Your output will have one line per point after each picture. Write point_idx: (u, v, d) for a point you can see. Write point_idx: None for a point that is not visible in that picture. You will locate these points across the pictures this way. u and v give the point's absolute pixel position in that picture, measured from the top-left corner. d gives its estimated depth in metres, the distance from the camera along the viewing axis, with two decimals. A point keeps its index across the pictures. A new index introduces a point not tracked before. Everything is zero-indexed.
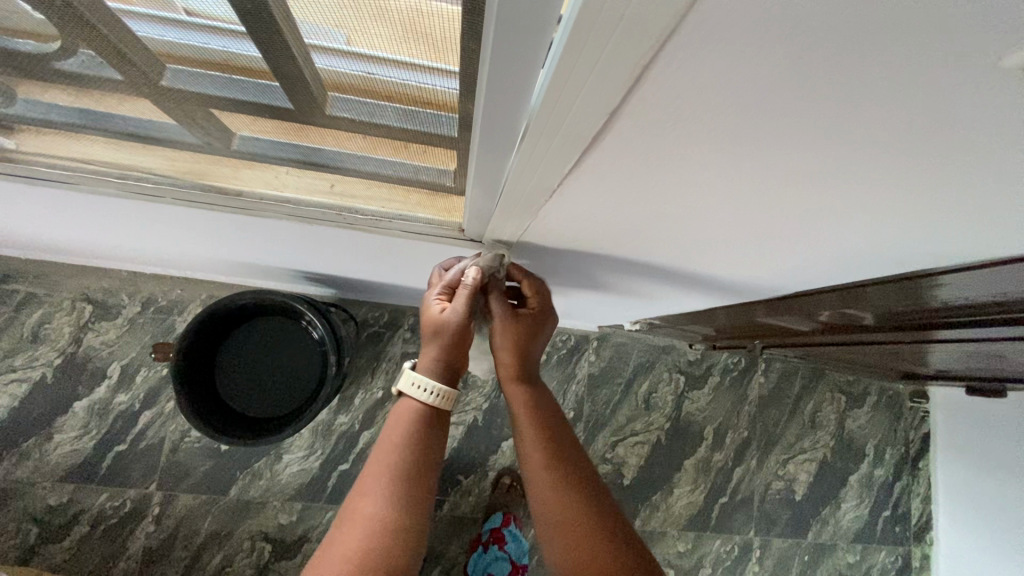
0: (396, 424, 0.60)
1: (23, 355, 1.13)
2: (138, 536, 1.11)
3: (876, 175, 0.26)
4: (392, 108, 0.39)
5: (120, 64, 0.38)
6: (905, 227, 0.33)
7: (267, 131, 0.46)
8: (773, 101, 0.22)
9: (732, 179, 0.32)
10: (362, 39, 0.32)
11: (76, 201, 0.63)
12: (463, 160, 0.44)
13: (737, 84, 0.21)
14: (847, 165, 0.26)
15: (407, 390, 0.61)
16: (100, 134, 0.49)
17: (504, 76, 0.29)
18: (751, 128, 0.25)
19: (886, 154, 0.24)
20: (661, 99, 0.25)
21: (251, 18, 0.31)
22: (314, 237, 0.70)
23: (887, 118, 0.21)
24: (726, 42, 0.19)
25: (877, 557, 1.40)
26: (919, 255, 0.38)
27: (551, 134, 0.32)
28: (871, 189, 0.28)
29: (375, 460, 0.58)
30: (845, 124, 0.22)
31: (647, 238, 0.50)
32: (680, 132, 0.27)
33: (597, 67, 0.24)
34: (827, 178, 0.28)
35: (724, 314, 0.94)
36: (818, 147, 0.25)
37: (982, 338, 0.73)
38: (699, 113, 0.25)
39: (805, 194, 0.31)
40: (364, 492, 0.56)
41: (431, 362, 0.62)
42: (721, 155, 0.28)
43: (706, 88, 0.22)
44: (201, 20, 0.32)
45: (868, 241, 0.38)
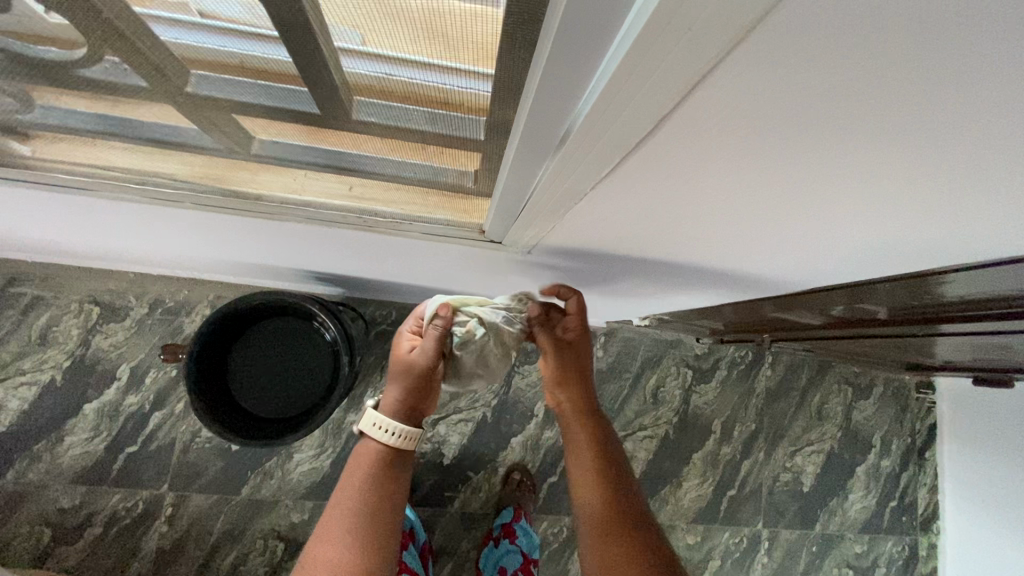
0: (359, 467, 0.59)
1: (32, 358, 1.12)
2: (151, 537, 1.11)
3: (923, 198, 0.26)
4: (417, 110, 0.38)
5: (145, 71, 0.37)
6: (935, 243, 0.33)
7: (287, 134, 0.45)
8: (829, 120, 0.22)
9: (772, 193, 0.31)
10: (382, 40, 0.31)
11: (88, 206, 0.63)
12: (486, 162, 0.44)
13: (793, 103, 0.21)
14: (892, 187, 0.26)
15: (369, 431, 0.59)
16: (118, 140, 0.48)
17: (549, 83, 0.29)
18: (800, 145, 0.25)
19: (939, 179, 0.24)
20: (709, 115, 0.25)
21: (281, 23, 0.30)
22: (327, 239, 0.70)
23: (945, 145, 0.21)
24: (793, 60, 0.19)
25: (884, 547, 1.41)
26: (949, 261, 0.38)
27: (591, 141, 0.32)
28: (917, 209, 0.28)
29: (337, 506, 0.58)
30: (901, 148, 0.22)
31: (671, 243, 0.50)
32: (724, 146, 0.27)
33: (650, 81, 0.24)
34: (870, 198, 0.28)
35: (734, 309, 0.94)
36: (865, 169, 0.25)
37: (995, 331, 0.73)
38: (750, 129, 0.24)
39: (839, 211, 0.31)
40: (326, 538, 0.56)
41: (393, 403, 0.60)
42: (763, 169, 0.28)
43: (762, 105, 0.22)
44: (219, 22, 0.31)
45: (903, 251, 0.37)
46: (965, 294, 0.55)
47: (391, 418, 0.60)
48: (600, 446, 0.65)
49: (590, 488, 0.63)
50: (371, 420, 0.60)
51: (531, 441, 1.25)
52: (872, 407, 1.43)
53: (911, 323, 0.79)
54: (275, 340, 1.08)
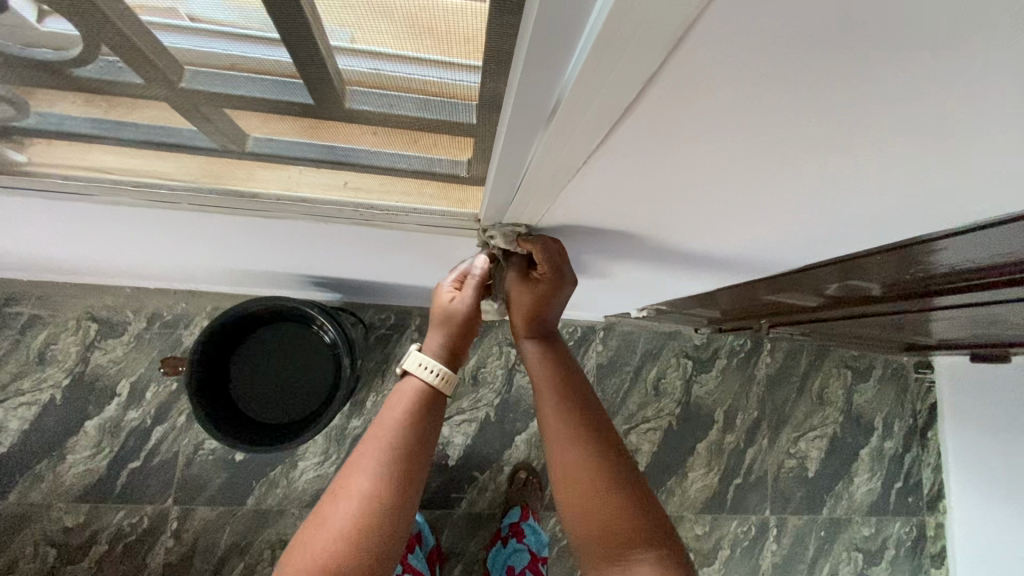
0: (397, 401, 0.58)
1: (30, 377, 1.11)
2: (158, 552, 1.10)
3: (910, 139, 0.26)
4: (409, 99, 0.39)
5: (139, 67, 0.38)
6: (925, 195, 0.33)
7: (281, 131, 0.46)
8: (809, 69, 0.22)
9: (760, 156, 0.32)
10: (367, 37, 0.33)
11: (84, 213, 0.63)
12: (478, 147, 0.45)
13: (769, 54, 0.22)
14: (877, 135, 0.26)
15: (413, 370, 0.59)
16: (113, 143, 0.49)
17: (540, 53, 0.29)
18: (781, 101, 0.25)
19: (921, 120, 0.24)
20: (691, 75, 0.25)
21: (277, 18, 0.32)
22: (324, 237, 0.70)
23: (922, 81, 0.21)
24: (766, 9, 0.19)
25: (891, 529, 1.41)
26: (935, 222, 0.39)
27: (580, 112, 0.32)
28: (902, 158, 0.28)
29: (368, 440, 0.55)
30: (883, 85, 0.22)
31: (664, 222, 0.50)
32: (708, 108, 0.27)
33: (632, 43, 0.24)
34: (853, 148, 0.28)
35: (730, 295, 0.95)
36: (848, 117, 0.25)
37: (987, 301, 0.75)
38: (733, 87, 0.25)
39: (825, 167, 0.31)
40: (356, 467, 0.53)
41: (439, 346, 0.61)
42: (747, 131, 0.29)
43: (739, 59, 0.22)
44: (212, 25, 0.33)
45: (896, 213, 0.38)
46: (957, 262, 0.56)
47: (433, 358, 0.60)
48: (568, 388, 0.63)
49: (556, 418, 0.61)
50: (416, 360, 0.60)
51: (535, 438, 1.25)
52: (872, 390, 1.44)
53: (905, 298, 0.80)
54: (276, 346, 1.08)
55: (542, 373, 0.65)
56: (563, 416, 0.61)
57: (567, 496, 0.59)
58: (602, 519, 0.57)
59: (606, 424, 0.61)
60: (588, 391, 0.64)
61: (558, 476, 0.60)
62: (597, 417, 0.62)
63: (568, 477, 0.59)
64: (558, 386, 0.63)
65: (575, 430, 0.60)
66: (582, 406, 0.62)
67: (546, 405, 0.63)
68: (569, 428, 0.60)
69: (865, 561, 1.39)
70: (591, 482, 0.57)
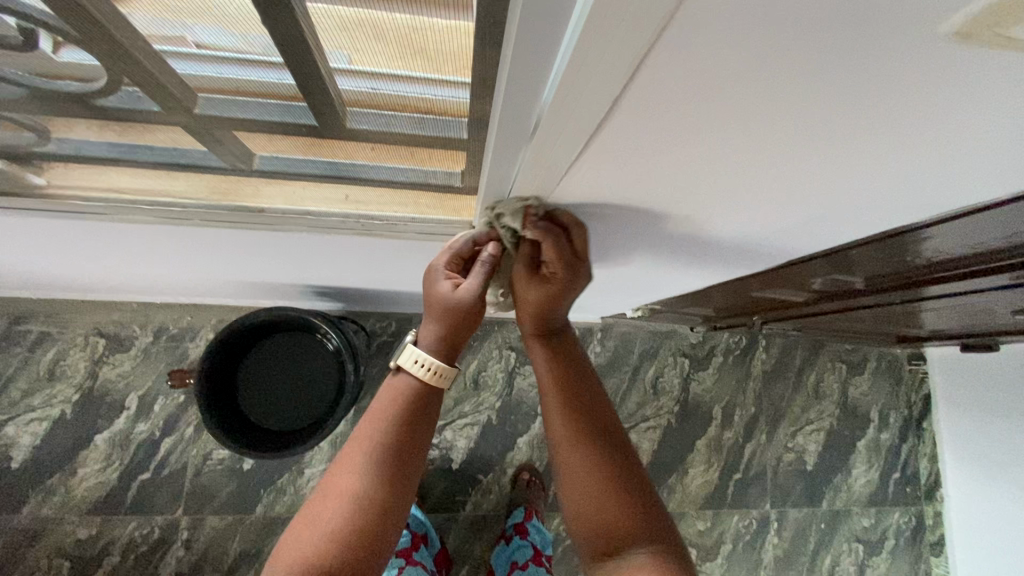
0: (387, 403, 0.59)
1: (42, 394, 1.15)
2: (169, 561, 1.13)
3: (857, 126, 0.29)
4: (404, 117, 0.43)
5: (152, 94, 0.41)
6: (883, 176, 0.36)
7: (287, 149, 0.50)
8: (763, 78, 0.25)
9: (726, 155, 0.35)
10: (363, 58, 0.37)
11: (98, 232, 0.66)
12: (471, 159, 0.48)
13: (720, 67, 0.25)
14: (831, 127, 0.29)
15: (407, 366, 0.60)
16: (126, 165, 0.53)
17: (520, 74, 0.33)
18: (743, 106, 0.28)
19: (869, 110, 0.27)
20: (654, 92, 0.28)
21: (286, 49, 0.36)
22: (327, 248, 0.74)
23: (855, 76, 0.24)
24: (711, 32, 0.22)
25: (891, 519, 1.45)
26: (898, 206, 0.43)
27: (560, 126, 0.35)
28: (857, 144, 0.31)
29: (359, 440, 0.58)
30: (822, 83, 0.25)
31: (650, 221, 0.53)
32: (674, 115, 0.30)
33: (601, 64, 0.27)
34: (813, 142, 0.31)
35: (721, 292, 0.99)
36: (805, 116, 0.28)
37: (964, 290, 0.78)
38: (697, 98, 0.28)
39: (790, 157, 0.34)
40: (346, 467, 0.56)
41: (432, 340, 0.61)
42: (712, 137, 0.32)
43: (695, 72, 0.25)
44: (222, 53, 0.37)
45: (859, 197, 0.41)
46: (935, 251, 0.60)
47: (428, 353, 0.61)
48: (571, 391, 0.65)
49: (559, 424, 0.64)
50: (410, 356, 0.61)
51: (537, 439, 1.28)
52: (866, 382, 1.47)
53: (888, 289, 0.83)
54: (281, 355, 1.11)
55: (548, 371, 0.66)
56: (564, 415, 0.63)
57: (568, 492, 0.62)
58: (603, 518, 0.59)
59: (610, 425, 0.64)
60: (592, 389, 0.66)
61: (563, 477, 0.62)
62: (600, 417, 0.64)
63: (569, 475, 0.62)
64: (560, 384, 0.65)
65: (574, 429, 0.62)
66: (586, 409, 0.64)
67: (549, 403, 0.65)
68: (569, 432, 0.63)
69: (866, 552, 1.41)
70: (590, 481, 0.60)
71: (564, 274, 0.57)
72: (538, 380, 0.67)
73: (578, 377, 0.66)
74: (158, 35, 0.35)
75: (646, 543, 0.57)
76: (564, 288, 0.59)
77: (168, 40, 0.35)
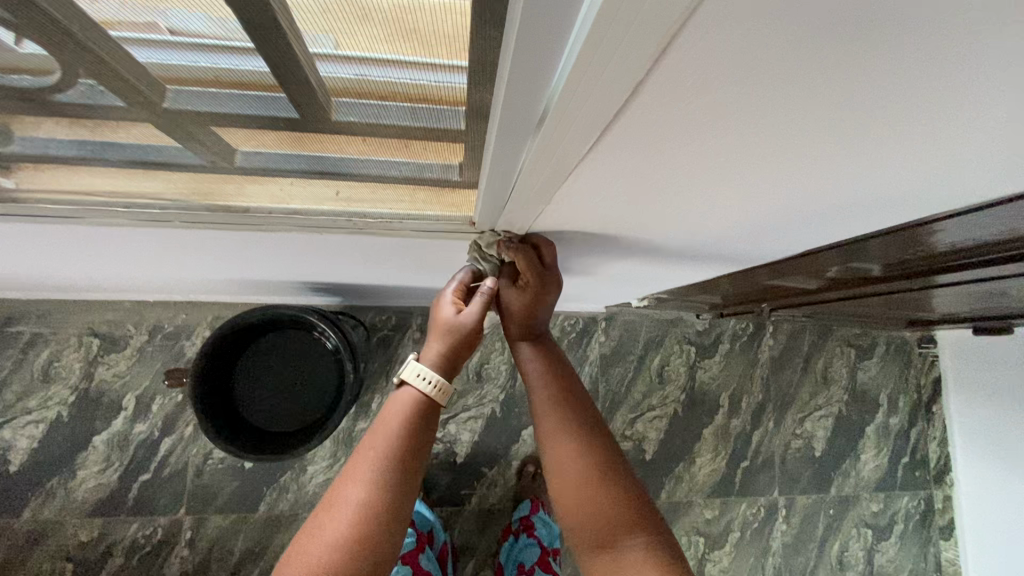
0: (394, 412, 0.57)
1: (36, 396, 1.10)
2: (173, 562, 1.09)
3: (900, 121, 0.26)
4: (396, 107, 0.38)
5: (118, 87, 0.37)
6: (920, 170, 0.33)
7: (270, 144, 0.45)
8: (813, 61, 0.21)
9: (751, 147, 0.32)
10: (351, 42, 0.32)
11: (79, 234, 0.62)
12: (470, 152, 0.44)
13: (756, 53, 0.22)
14: (882, 117, 0.26)
15: (411, 380, 0.58)
16: (102, 164, 0.48)
17: (525, 63, 0.29)
18: (784, 91, 0.24)
19: (929, 102, 0.24)
20: (680, 75, 0.25)
21: (257, 32, 0.31)
22: (322, 245, 0.69)
23: (905, 67, 0.21)
24: (748, 10, 0.19)
25: (900, 503, 1.40)
26: (933, 198, 0.39)
27: (572, 117, 0.32)
28: (903, 137, 0.28)
29: (366, 449, 0.55)
30: (867, 73, 0.22)
31: (663, 214, 0.50)
32: (698, 105, 0.27)
33: (622, 45, 0.24)
34: (855, 132, 0.28)
35: (730, 282, 0.95)
36: (851, 105, 0.25)
37: (984, 278, 0.74)
38: (730, 80, 0.24)
39: (819, 151, 0.31)
40: (351, 480, 0.53)
41: (436, 358, 0.59)
42: (738, 126, 0.29)
43: (726, 58, 0.22)
44: (193, 37, 0.32)
45: (890, 188, 0.38)
46: (954, 241, 0.56)
47: (431, 369, 0.59)
48: (558, 391, 0.62)
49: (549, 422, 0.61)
50: (415, 370, 0.58)
51: None
52: (875, 366, 1.43)
53: (905, 277, 0.79)
54: (278, 355, 1.08)
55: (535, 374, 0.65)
56: (553, 414, 0.61)
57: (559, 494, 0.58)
58: (595, 518, 0.56)
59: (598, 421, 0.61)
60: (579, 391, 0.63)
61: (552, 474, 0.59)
62: (591, 417, 0.61)
63: (560, 478, 0.58)
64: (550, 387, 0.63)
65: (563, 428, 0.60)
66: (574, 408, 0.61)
67: (538, 408, 0.62)
68: (557, 430, 0.60)
69: (875, 537, 1.37)
70: (580, 481, 0.57)
71: (533, 281, 0.60)
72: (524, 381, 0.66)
73: (566, 377, 0.64)
74: (118, 21, 0.30)
75: (638, 536, 0.55)
76: (537, 299, 0.62)
77: (129, 26, 0.31)
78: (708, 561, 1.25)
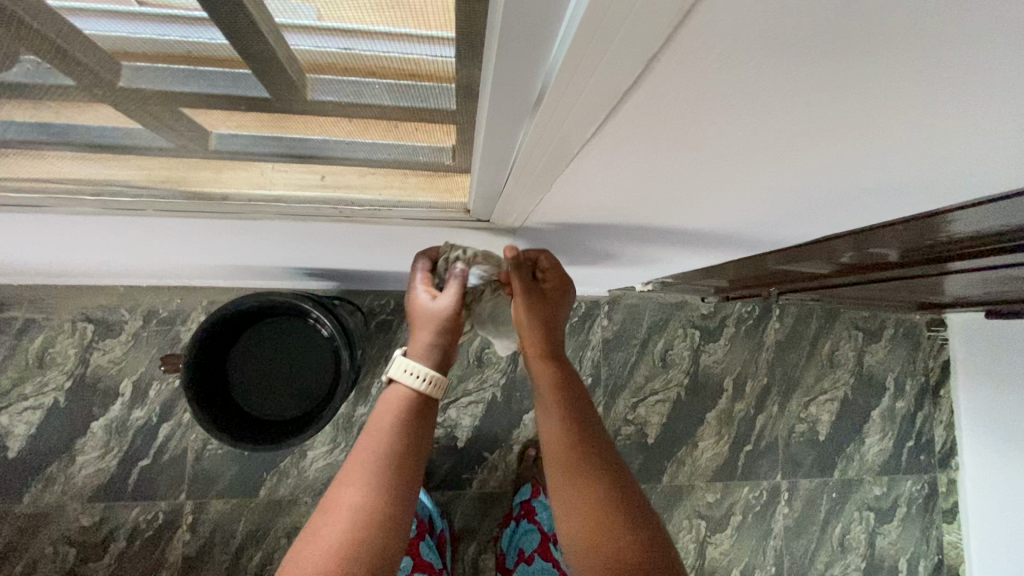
0: (386, 412, 0.53)
1: (32, 381, 1.06)
2: (175, 545, 1.05)
3: (942, 109, 0.23)
4: (383, 83, 0.33)
5: (76, 73, 0.32)
6: (952, 161, 0.30)
7: (246, 125, 0.39)
8: (883, 31, 0.18)
9: (768, 137, 0.29)
10: (338, 13, 0.27)
11: (51, 222, 0.56)
12: (463, 133, 0.39)
13: (781, 29, 0.18)
14: (932, 105, 0.22)
15: (399, 376, 0.54)
16: (63, 150, 0.41)
17: (516, 39, 0.25)
18: (835, 69, 0.21)
19: (1007, 87, 0.20)
20: (693, 58, 0.22)
21: (215, 2, 0.26)
22: (312, 232, 0.64)
23: (957, 45, 0.18)
24: None
25: (903, 487, 1.36)
26: (966, 187, 0.35)
27: (571, 101, 0.28)
28: (956, 127, 0.24)
29: (360, 449, 0.51)
30: (909, 55, 0.19)
31: (670, 203, 0.46)
32: (710, 89, 0.24)
33: (630, 20, 0.20)
34: (899, 120, 0.24)
35: (737, 267, 0.90)
36: (898, 89, 0.21)
37: (1003, 265, 0.70)
38: (776, 54, 0.20)
39: (845, 140, 0.28)
40: (345, 481, 0.49)
41: (423, 350, 0.55)
42: (756, 112, 0.25)
43: (746, 36, 0.19)
44: (158, 9, 0.27)
45: (915, 179, 0.34)
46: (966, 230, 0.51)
47: (420, 362, 0.54)
48: (575, 421, 0.56)
49: (564, 457, 0.55)
50: (402, 366, 0.54)
51: None
52: (884, 350, 1.37)
53: (919, 263, 0.75)
54: (273, 341, 1.04)
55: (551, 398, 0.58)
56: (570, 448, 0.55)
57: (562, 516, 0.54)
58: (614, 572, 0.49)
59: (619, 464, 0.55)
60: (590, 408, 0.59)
61: (565, 516, 0.53)
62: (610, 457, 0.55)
63: (565, 503, 0.53)
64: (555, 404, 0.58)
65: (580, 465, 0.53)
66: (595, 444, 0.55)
67: (552, 434, 0.57)
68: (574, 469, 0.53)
69: (877, 520, 1.33)
70: (596, 526, 0.51)
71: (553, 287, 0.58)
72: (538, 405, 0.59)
73: (586, 409, 0.57)
74: None
75: None
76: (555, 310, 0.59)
77: None
78: (709, 543, 1.22)
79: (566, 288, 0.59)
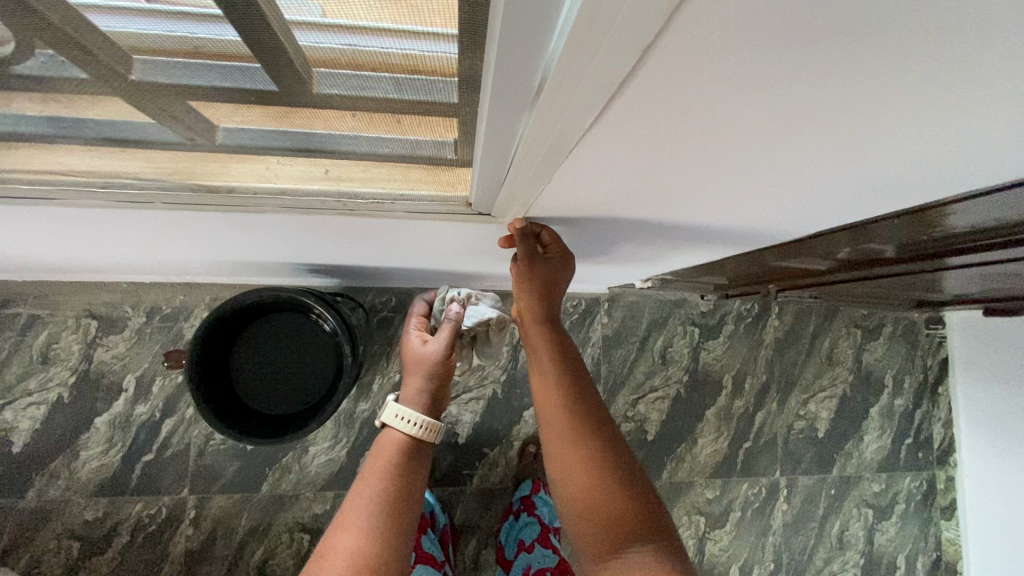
0: (378, 461, 0.60)
1: (36, 377, 1.06)
2: (179, 540, 1.06)
3: (913, 103, 0.24)
4: (388, 77, 0.34)
5: (91, 67, 0.33)
6: (930, 155, 0.31)
7: (252, 118, 0.40)
8: (859, 23, 0.19)
9: (754, 132, 0.30)
10: (342, 8, 0.28)
11: (60, 215, 0.57)
12: (466, 128, 0.40)
13: (756, 27, 0.20)
14: (904, 98, 0.24)
15: (392, 422, 0.62)
16: (74, 143, 0.42)
17: (515, 35, 0.26)
18: (814, 61, 0.22)
19: (970, 79, 0.21)
20: (680, 54, 0.23)
21: None
22: (316, 227, 0.65)
23: (921, 42, 0.19)
24: None
25: (901, 484, 1.37)
26: (952, 180, 0.36)
27: (567, 94, 0.30)
28: (929, 122, 0.26)
29: (357, 494, 0.57)
30: (878, 51, 0.20)
31: (664, 197, 0.48)
32: (697, 84, 0.25)
33: (621, 15, 0.22)
34: (875, 114, 0.26)
35: (735, 263, 0.91)
36: (872, 83, 0.23)
37: (997, 260, 0.70)
38: (761, 47, 0.21)
39: (826, 134, 0.30)
40: (342, 526, 0.55)
41: (412, 397, 0.64)
42: (743, 108, 0.27)
43: (727, 32, 0.21)
44: (171, 4, 0.28)
45: (898, 172, 0.36)
46: (959, 224, 0.52)
47: (411, 409, 0.63)
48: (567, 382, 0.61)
49: (557, 416, 0.59)
50: (393, 411, 0.62)
51: None
52: (881, 347, 1.38)
53: (914, 259, 0.75)
54: (275, 337, 1.05)
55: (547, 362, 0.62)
56: (563, 407, 0.59)
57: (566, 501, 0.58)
58: (601, 515, 0.55)
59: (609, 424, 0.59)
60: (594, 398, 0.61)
61: (557, 468, 0.58)
62: (598, 414, 0.59)
63: (559, 456, 0.58)
64: (560, 396, 0.60)
65: (573, 423, 0.58)
66: (586, 405, 0.60)
67: (545, 391, 0.61)
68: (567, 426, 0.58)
69: (876, 516, 1.34)
70: (585, 475, 0.56)
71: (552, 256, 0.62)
72: (534, 365, 0.64)
73: (577, 372, 0.62)
74: None
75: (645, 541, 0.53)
76: (552, 276, 0.63)
77: None
78: (708, 539, 1.22)
79: (568, 261, 0.63)
